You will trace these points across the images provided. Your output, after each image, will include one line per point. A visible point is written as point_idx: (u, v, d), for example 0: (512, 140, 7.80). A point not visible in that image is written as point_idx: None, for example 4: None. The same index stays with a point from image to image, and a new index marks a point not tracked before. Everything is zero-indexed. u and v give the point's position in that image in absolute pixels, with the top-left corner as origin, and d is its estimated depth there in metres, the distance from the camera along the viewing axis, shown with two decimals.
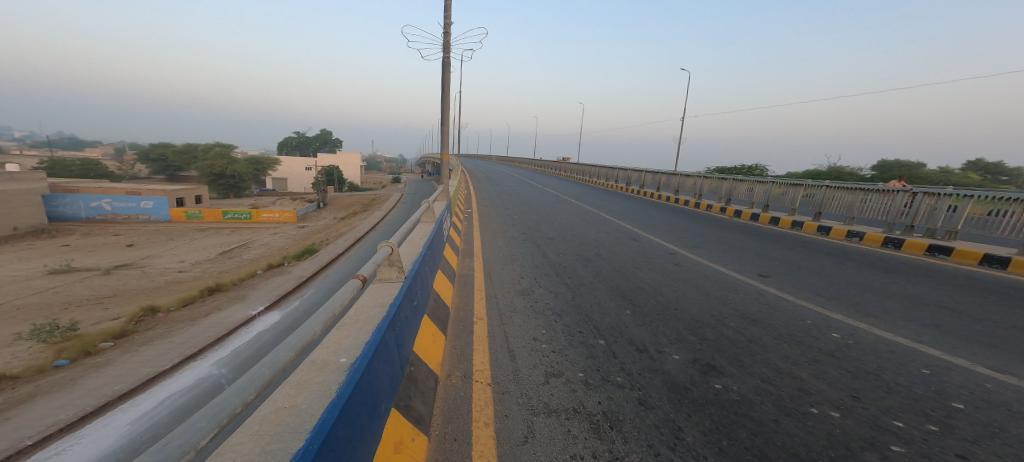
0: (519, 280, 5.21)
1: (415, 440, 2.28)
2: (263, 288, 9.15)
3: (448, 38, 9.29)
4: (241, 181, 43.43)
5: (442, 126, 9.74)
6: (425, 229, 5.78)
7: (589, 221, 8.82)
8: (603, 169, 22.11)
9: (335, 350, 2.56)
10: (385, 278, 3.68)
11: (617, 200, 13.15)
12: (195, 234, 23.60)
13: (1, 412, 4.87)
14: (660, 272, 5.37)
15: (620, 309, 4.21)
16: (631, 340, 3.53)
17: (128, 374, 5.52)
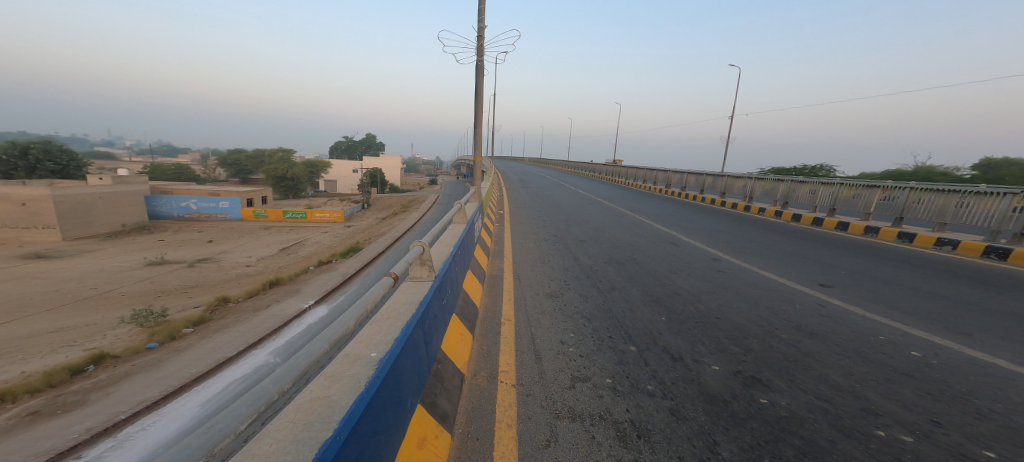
0: (548, 283, 5.15)
1: (438, 436, 2.29)
2: (314, 283, 9.64)
3: (482, 41, 9.38)
4: (299, 183, 46.60)
5: (476, 128, 9.85)
6: (457, 229, 5.85)
7: (629, 224, 8.59)
8: (643, 170, 21.49)
9: (367, 345, 2.62)
10: (416, 276, 3.75)
11: (659, 203, 12.73)
12: (258, 231, 25.37)
13: (102, 387, 5.45)
14: (702, 278, 5.12)
15: (655, 315, 4.05)
16: (665, 347, 3.38)
17: (203, 357, 5.99)
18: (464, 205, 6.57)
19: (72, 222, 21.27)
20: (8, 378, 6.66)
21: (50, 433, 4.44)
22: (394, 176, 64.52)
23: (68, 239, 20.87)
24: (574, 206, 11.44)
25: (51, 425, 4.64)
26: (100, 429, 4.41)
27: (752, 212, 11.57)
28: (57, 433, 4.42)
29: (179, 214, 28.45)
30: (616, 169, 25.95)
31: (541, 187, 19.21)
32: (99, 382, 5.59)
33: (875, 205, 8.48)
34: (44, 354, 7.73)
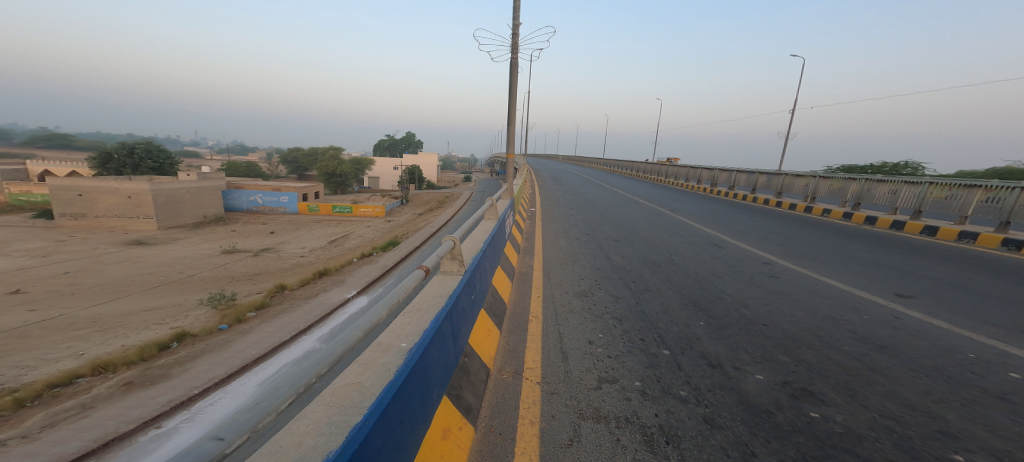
0: (579, 282, 5.07)
1: (462, 429, 2.32)
2: (357, 274, 10.08)
3: (517, 38, 9.37)
4: (347, 180, 48.97)
5: (510, 125, 9.87)
6: (488, 225, 5.90)
7: (670, 224, 8.29)
8: (685, 168, 20.72)
9: (398, 335, 2.69)
10: (447, 270, 3.80)
11: (703, 203, 12.20)
12: (309, 224, 26.92)
13: (181, 362, 5.98)
14: (748, 282, 4.85)
15: (692, 319, 3.87)
16: (702, 353, 3.23)
17: (262, 340, 6.41)
18: (495, 202, 6.61)
19: (167, 213, 23.90)
20: (109, 350, 7.54)
21: (137, 403, 4.93)
22: (431, 173, 66.07)
23: (162, 228, 23.45)
24: (611, 205, 11.21)
25: (138, 395, 5.15)
26: (178, 401, 4.83)
27: (814, 213, 10.75)
28: (144, 403, 4.91)
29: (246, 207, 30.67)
30: (655, 167, 25.17)
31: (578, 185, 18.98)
32: (179, 358, 6.14)
33: (975, 207, 7.63)
34: (137, 329, 8.67)
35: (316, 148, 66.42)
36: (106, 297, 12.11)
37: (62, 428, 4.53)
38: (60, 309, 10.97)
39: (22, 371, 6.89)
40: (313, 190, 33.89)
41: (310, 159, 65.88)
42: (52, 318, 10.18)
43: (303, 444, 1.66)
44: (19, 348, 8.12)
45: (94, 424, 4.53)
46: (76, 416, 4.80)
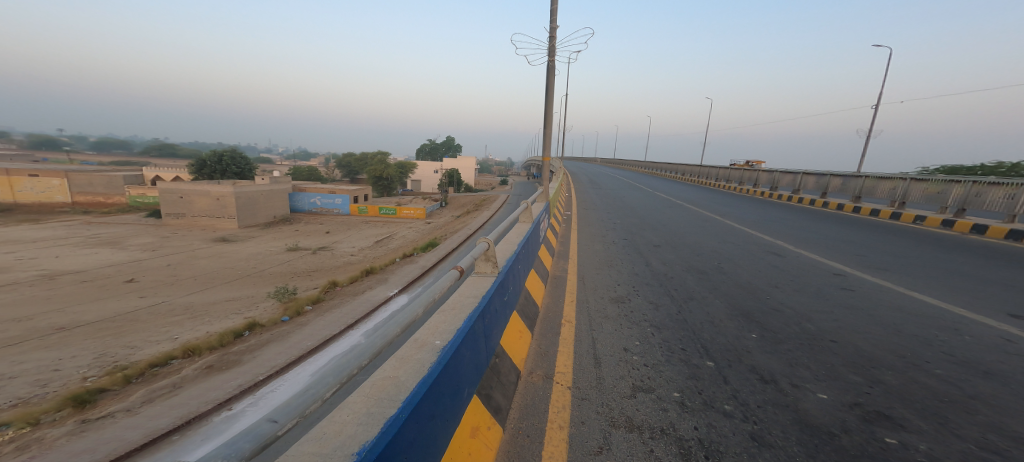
0: (614, 287, 4.93)
1: (491, 428, 2.32)
2: (400, 273, 10.44)
3: (554, 41, 9.35)
4: (393, 182, 50.98)
5: (546, 128, 9.86)
6: (523, 228, 5.90)
7: (719, 229, 7.82)
8: (742, 171, 19.23)
9: (433, 332, 2.75)
10: (481, 271, 3.84)
11: (758, 207, 11.42)
12: (359, 225, 28.24)
13: (248, 350, 6.44)
14: (812, 294, 4.24)
15: (743, 330, 3.56)
16: (753, 366, 2.99)
17: (315, 333, 6.78)
18: (531, 205, 6.61)
19: (245, 213, 26.18)
20: (195, 333, 8.39)
21: (213, 386, 5.35)
22: (471, 176, 67.17)
23: (240, 227, 25.71)
24: (655, 210, 10.77)
25: (216, 378, 5.59)
26: (247, 386, 5.24)
27: (902, 220, 9.20)
28: (220, 385, 5.33)
29: (306, 208, 32.82)
30: (706, 169, 23.69)
31: (622, 188, 18.47)
32: (248, 346, 6.61)
33: None
34: (218, 317, 9.51)
35: (368, 153, 69.83)
36: (196, 286, 13.47)
37: (156, 405, 5.02)
38: (161, 296, 12.34)
39: (131, 350, 7.81)
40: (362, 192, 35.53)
41: (362, 164, 69.56)
42: (155, 304, 11.46)
43: (343, 433, 1.73)
44: (130, 330, 9.19)
45: (179, 403, 5.00)
46: (167, 394, 5.31)
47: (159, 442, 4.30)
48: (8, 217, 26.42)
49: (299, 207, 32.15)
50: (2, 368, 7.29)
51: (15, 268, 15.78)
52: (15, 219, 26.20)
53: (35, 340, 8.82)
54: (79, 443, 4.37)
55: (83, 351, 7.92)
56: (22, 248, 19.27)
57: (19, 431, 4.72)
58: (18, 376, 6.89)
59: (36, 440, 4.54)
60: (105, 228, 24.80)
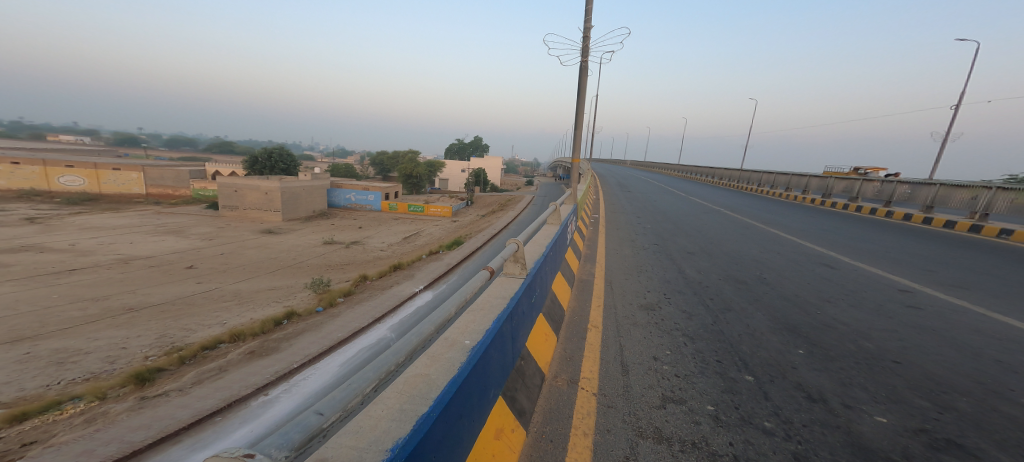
0: (644, 294, 4.80)
1: (515, 431, 2.29)
2: (426, 269, 10.64)
3: (588, 41, 9.23)
4: (422, 180, 51.90)
5: (576, 130, 9.77)
6: (552, 230, 5.86)
7: (758, 237, 7.45)
8: (790, 177, 18.14)
9: (463, 332, 2.75)
10: (509, 272, 3.83)
11: (804, 215, 10.78)
12: (389, 221, 28.95)
13: (285, 338, 6.71)
14: (872, 312, 3.93)
15: (788, 345, 3.36)
16: (799, 383, 2.83)
17: (345, 325, 6.99)
18: (559, 207, 6.55)
19: (289, 206, 27.46)
20: (241, 319, 8.88)
21: (255, 371, 5.60)
22: (496, 176, 67.62)
23: (284, 220, 26.97)
24: (691, 215, 10.38)
25: (256, 363, 5.84)
26: (284, 372, 5.48)
27: (984, 235, 8.38)
28: (260, 371, 5.57)
29: (341, 204, 33.94)
30: (749, 173, 22.59)
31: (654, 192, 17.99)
32: (286, 334, 6.90)
33: None
34: (262, 305, 9.99)
35: (401, 150, 71.41)
36: (244, 275, 14.23)
37: (205, 386, 5.31)
38: (214, 282, 13.12)
39: (187, 332, 8.32)
40: (392, 190, 36.43)
41: (394, 162, 71.49)
42: (209, 290, 12.18)
43: (377, 428, 1.75)
44: (187, 313, 9.80)
45: (224, 385, 5.26)
46: (214, 377, 5.60)
47: (204, 422, 4.53)
48: (87, 204, 28.91)
49: (335, 202, 33.29)
50: (76, 343, 7.95)
51: (95, 252, 17.27)
52: (93, 206, 28.64)
53: (108, 319, 9.57)
54: (138, 419, 4.69)
55: (146, 331, 8.52)
56: (99, 234, 21.05)
57: (89, 405, 5.14)
58: (92, 352, 7.50)
59: (102, 414, 4.91)
60: (169, 217, 26.69)
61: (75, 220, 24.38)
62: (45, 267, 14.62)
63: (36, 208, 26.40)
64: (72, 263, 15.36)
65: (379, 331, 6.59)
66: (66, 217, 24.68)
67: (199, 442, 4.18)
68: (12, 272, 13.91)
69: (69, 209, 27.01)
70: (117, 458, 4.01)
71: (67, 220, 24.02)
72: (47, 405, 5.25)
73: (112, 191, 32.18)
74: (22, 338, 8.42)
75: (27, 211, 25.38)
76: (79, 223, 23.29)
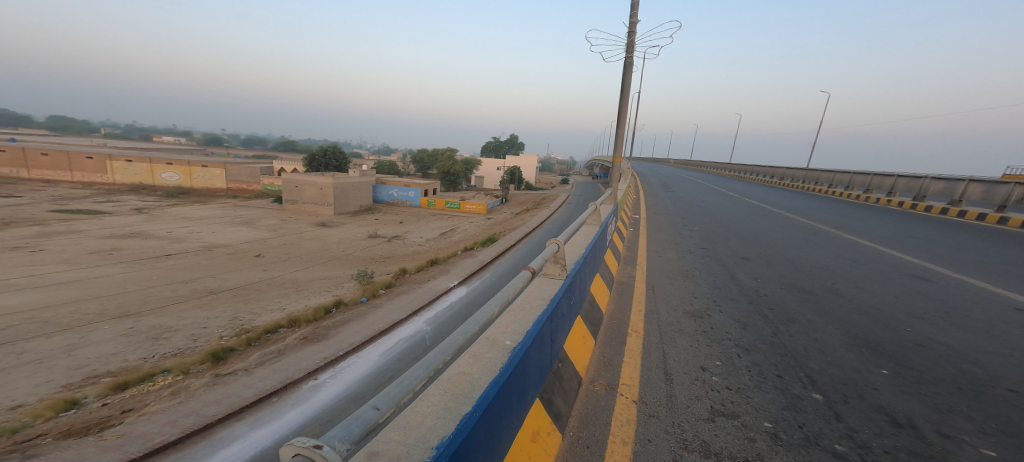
0: (690, 300, 4.55)
1: (551, 434, 2.24)
2: (462, 265, 10.82)
3: (633, 36, 8.93)
4: (460, 177, 52.86)
5: (619, 128, 9.48)
6: (592, 230, 5.72)
7: (822, 243, 6.86)
8: (871, 177, 16.29)
9: (503, 332, 2.72)
10: (549, 273, 3.77)
11: (877, 219, 9.76)
12: (427, 217, 29.71)
13: (332, 326, 7.05)
14: (978, 333, 3.47)
15: (867, 363, 3.05)
16: (880, 406, 2.55)
17: (386, 316, 7.22)
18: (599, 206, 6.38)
19: (339, 201, 28.96)
20: (299, 306, 9.49)
21: (305, 356, 5.90)
22: (531, 174, 67.68)
23: (335, 214, 28.46)
24: (742, 218, 9.76)
25: (307, 349, 6.16)
26: (330, 359, 5.74)
27: None
28: (310, 356, 5.86)
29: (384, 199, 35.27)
30: (818, 173, 20.69)
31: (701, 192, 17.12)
32: (332, 323, 7.24)
33: None
34: (315, 293, 10.63)
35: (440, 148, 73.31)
36: (301, 264, 15.21)
37: (265, 368, 5.67)
38: (276, 270, 14.14)
39: (254, 315, 9.01)
40: (432, 187, 37.39)
41: (434, 159, 73.49)
42: (273, 277, 13.12)
43: (424, 425, 1.75)
44: (254, 297, 10.62)
45: (279, 368, 5.59)
46: (271, 359, 5.97)
47: (262, 402, 4.84)
48: (177, 196, 32.22)
49: (379, 198, 34.61)
50: (168, 321, 8.82)
51: (186, 239, 19.22)
52: (184, 198, 31.97)
53: (194, 299, 10.60)
54: (211, 395, 5.08)
55: (222, 312, 9.34)
56: (188, 223, 23.40)
57: (175, 378, 5.70)
58: (179, 329, 8.32)
59: (184, 387, 5.41)
60: (240, 209, 29.12)
61: (171, 210, 27.31)
62: (148, 251, 16.45)
63: (143, 199, 30.10)
64: (168, 248, 17.20)
65: (416, 325, 6.76)
66: (157, 208, 27.65)
67: (258, 419, 4.48)
68: (123, 254, 15.87)
69: (166, 200, 30.29)
70: (193, 430, 4.38)
71: (165, 210, 26.94)
72: (140, 376, 5.85)
73: (200, 186, 35.89)
74: (128, 313, 9.54)
75: (135, 202, 28.76)
76: (175, 213, 26.00)
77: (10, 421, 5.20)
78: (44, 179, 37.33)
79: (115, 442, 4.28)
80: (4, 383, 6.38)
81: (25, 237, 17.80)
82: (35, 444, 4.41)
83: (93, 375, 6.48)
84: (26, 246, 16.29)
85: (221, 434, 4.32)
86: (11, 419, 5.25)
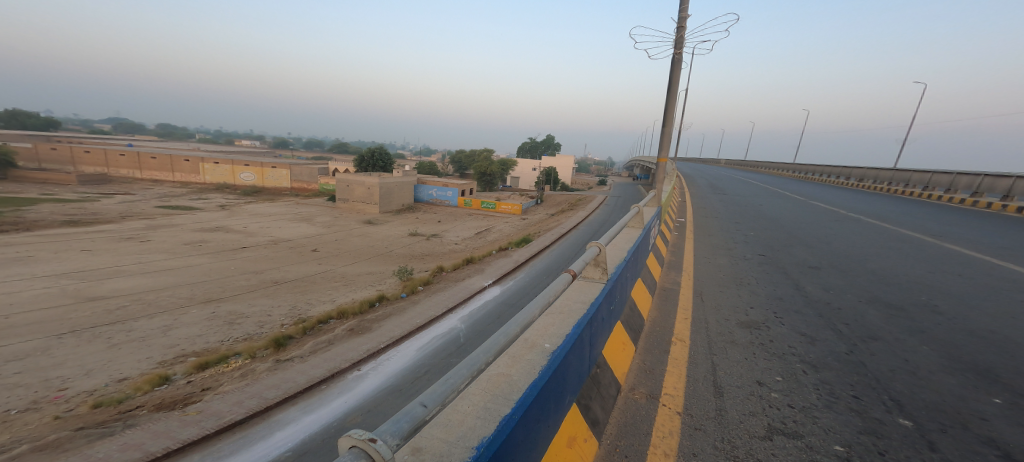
0: (745, 311, 4.24)
1: (586, 441, 2.15)
2: (497, 264, 10.87)
3: (682, 32, 8.54)
4: (496, 177, 53.29)
5: (665, 127, 9.10)
6: (634, 233, 5.53)
7: (900, 253, 6.17)
8: (980, 178, 14.06)
9: (542, 334, 2.64)
10: (589, 276, 3.64)
11: (969, 226, 8.59)
12: (464, 217, 30.20)
13: (374, 320, 7.30)
14: None
15: (976, 391, 2.68)
16: (988, 439, 2.23)
17: (425, 312, 7.37)
18: (642, 208, 6.14)
19: (384, 200, 30.12)
20: (350, 298, 9.98)
21: (349, 348, 6.13)
22: (567, 175, 67.11)
23: (381, 212, 29.62)
24: (800, 223, 9.01)
25: (351, 340, 6.42)
26: (372, 351, 5.93)
27: None
28: (353, 348, 6.09)
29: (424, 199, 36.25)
30: (908, 174, 18.33)
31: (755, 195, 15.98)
32: (373, 317, 7.50)
33: None
34: (360, 287, 11.11)
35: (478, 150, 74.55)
36: (350, 259, 15.98)
37: (316, 356, 5.97)
38: (329, 264, 14.97)
39: (309, 306, 9.58)
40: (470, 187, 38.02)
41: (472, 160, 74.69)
42: (326, 270, 13.88)
43: (464, 424, 1.73)
44: (309, 289, 11.29)
45: (329, 358, 5.86)
46: (320, 349, 6.27)
47: (312, 389, 5.10)
48: (249, 194, 35.10)
49: (420, 197, 35.60)
50: (240, 308, 9.57)
51: (258, 233, 20.85)
52: (257, 196, 34.83)
53: (261, 288, 11.46)
54: (271, 379, 5.41)
55: (282, 302, 10.00)
56: (263, 218, 25.43)
57: (245, 362, 6.17)
58: (249, 315, 9.01)
59: (251, 370, 5.82)
60: (302, 206, 31.19)
61: (249, 207, 29.82)
62: (228, 243, 18.03)
63: (222, 197, 33.12)
64: (245, 241, 18.76)
65: (451, 323, 6.85)
66: (230, 204, 30.20)
67: (309, 405, 4.71)
68: (212, 245, 17.53)
69: (244, 197, 33.21)
70: (254, 411, 4.69)
71: (243, 206, 29.45)
72: (217, 357, 6.39)
73: (272, 185, 38.23)
74: (212, 298, 10.51)
75: (218, 199, 31.70)
76: (251, 209, 28.37)
77: (116, 392, 5.84)
78: (150, 178, 41.99)
79: (195, 418, 4.67)
80: (113, 357, 7.19)
81: (136, 228, 20.19)
82: (133, 414, 4.92)
83: (181, 354, 7.15)
84: (137, 236, 18.42)
85: (277, 417, 4.58)
86: (117, 390, 5.90)
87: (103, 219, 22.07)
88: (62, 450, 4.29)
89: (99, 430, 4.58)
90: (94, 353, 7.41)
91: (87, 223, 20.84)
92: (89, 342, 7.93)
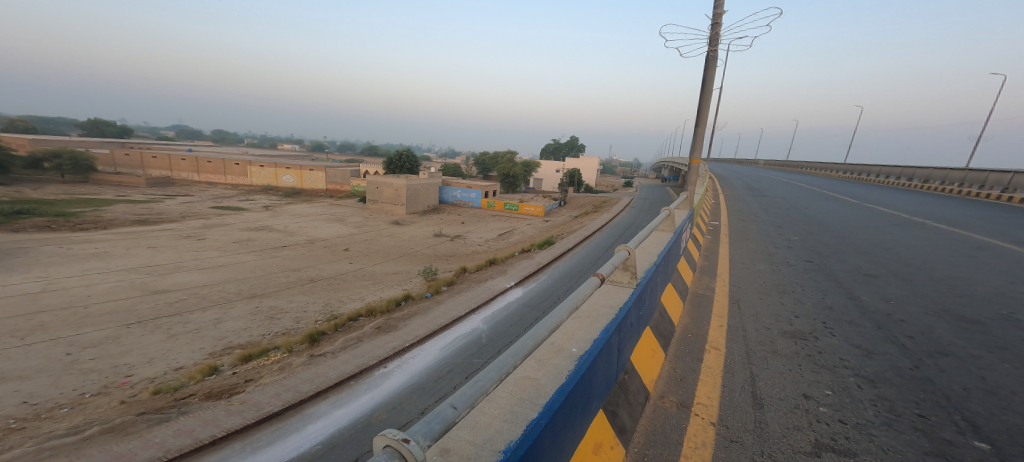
0: (790, 320, 4.01)
1: (614, 449, 2.09)
2: (520, 266, 10.87)
3: (717, 28, 8.26)
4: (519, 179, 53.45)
5: (697, 127, 8.81)
6: (664, 236, 5.36)
7: (964, 261, 5.69)
8: None
9: (569, 338, 2.58)
10: (617, 281, 3.54)
11: None
12: (488, 218, 30.43)
13: (401, 318, 7.43)
14: None
15: None
16: None
17: (450, 312, 7.45)
18: (672, 210, 5.94)
19: (411, 201, 30.75)
20: (380, 296, 10.26)
21: (377, 345, 6.27)
22: (591, 176, 66.42)
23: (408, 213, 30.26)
24: (845, 228, 8.48)
25: (379, 338, 6.57)
26: (399, 350, 6.04)
27: None
28: (381, 345, 6.23)
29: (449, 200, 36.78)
30: (989, 175, 16.60)
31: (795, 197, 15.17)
32: (399, 316, 7.64)
33: None
34: (388, 286, 11.38)
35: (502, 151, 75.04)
36: (379, 258, 16.43)
37: (347, 352, 6.14)
38: (360, 263, 15.45)
39: (341, 303, 9.89)
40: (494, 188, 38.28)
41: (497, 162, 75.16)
42: (358, 269, 14.33)
43: (491, 426, 1.72)
44: (342, 287, 11.67)
45: (359, 354, 6.00)
46: (350, 346, 6.44)
47: (342, 384, 5.24)
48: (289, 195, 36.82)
49: (445, 198, 36.12)
50: (280, 304, 10.01)
51: (296, 232, 21.81)
52: (297, 197, 36.50)
53: (299, 286, 11.95)
54: (306, 373, 5.61)
55: (317, 299, 10.40)
56: (303, 218, 26.63)
57: (282, 356, 6.43)
58: (288, 311, 9.42)
59: (288, 364, 6.06)
60: (336, 207, 32.37)
61: (289, 208, 31.27)
62: (273, 242, 19.00)
63: (263, 198, 34.86)
64: (286, 240, 19.68)
65: (475, 324, 6.89)
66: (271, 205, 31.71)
67: (340, 400, 4.85)
68: (258, 243, 18.53)
69: (286, 199, 34.93)
70: (289, 404, 4.87)
71: (284, 207, 30.94)
72: (259, 351, 6.70)
73: (308, 187, 39.87)
74: (256, 294, 11.05)
75: (263, 200, 33.45)
76: (291, 210, 29.75)
77: (173, 380, 6.23)
78: (205, 180, 44.89)
79: (239, 408, 4.91)
80: (171, 347, 7.68)
81: (193, 227, 21.63)
82: (186, 402, 5.24)
83: (229, 346, 7.56)
84: (195, 235, 19.71)
85: (311, 411, 4.74)
86: (174, 378, 6.30)
87: (166, 218, 23.80)
88: (126, 433, 4.60)
89: (155, 416, 4.90)
90: (156, 342, 7.94)
91: (150, 221, 22.48)
92: (151, 332, 8.52)
